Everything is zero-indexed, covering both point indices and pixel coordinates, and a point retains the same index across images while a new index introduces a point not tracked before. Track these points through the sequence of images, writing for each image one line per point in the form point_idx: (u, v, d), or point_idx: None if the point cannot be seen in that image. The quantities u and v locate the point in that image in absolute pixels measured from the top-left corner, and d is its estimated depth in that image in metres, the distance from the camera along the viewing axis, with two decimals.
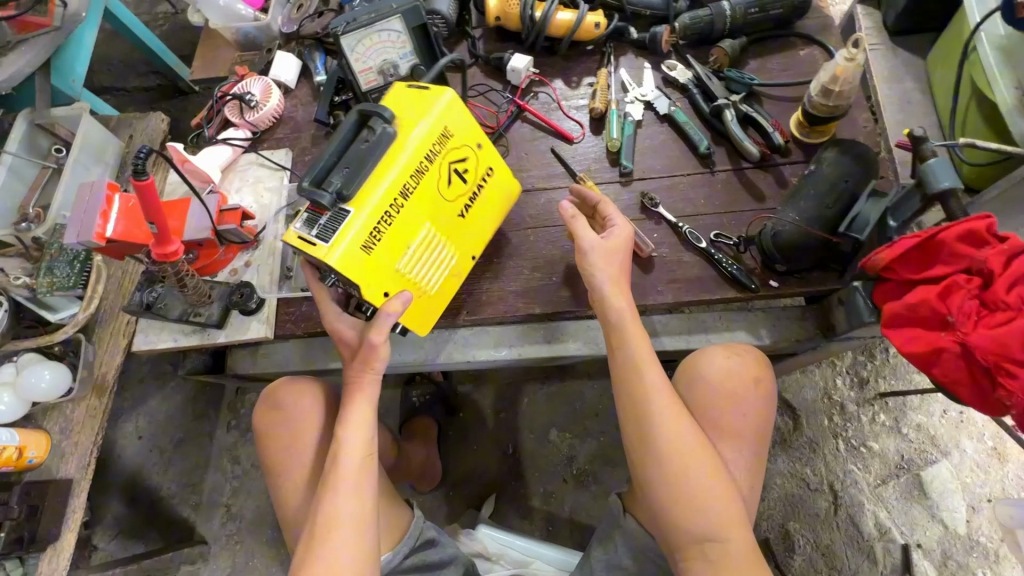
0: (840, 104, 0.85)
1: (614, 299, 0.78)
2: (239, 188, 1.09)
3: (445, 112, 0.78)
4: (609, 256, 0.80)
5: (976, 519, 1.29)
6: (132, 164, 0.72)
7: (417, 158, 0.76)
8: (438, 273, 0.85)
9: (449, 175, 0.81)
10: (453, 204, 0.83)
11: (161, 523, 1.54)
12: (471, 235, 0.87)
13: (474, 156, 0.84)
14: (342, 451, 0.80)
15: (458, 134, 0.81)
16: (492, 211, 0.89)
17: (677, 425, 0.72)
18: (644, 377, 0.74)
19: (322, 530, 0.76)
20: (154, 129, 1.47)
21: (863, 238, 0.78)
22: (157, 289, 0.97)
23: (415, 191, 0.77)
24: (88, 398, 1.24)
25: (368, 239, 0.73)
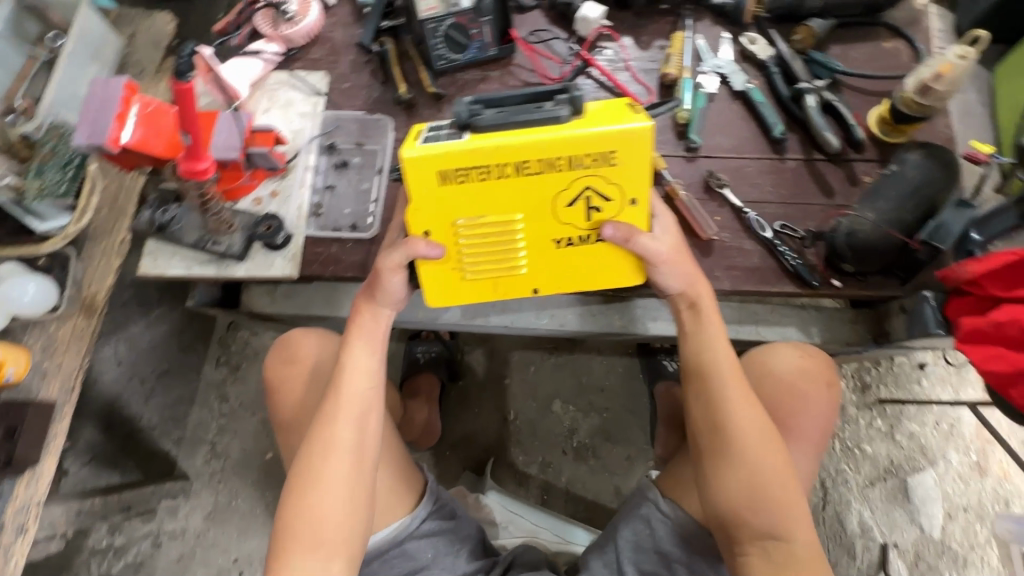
0: (934, 105, 0.82)
1: (690, 287, 0.75)
2: (266, 109, 0.99)
3: (629, 141, 0.63)
4: (673, 249, 0.72)
5: (951, 525, 1.36)
6: (176, 63, 0.63)
7: (558, 154, 0.63)
8: (489, 270, 0.73)
9: (579, 195, 0.67)
10: (559, 224, 0.70)
11: (140, 454, 1.45)
12: (548, 265, 0.74)
13: (619, 201, 0.68)
14: (357, 395, 0.75)
15: (621, 169, 0.65)
16: (589, 262, 0.74)
17: (746, 408, 0.73)
18: (716, 363, 0.74)
19: (320, 450, 0.72)
20: (160, 30, 1.32)
21: (944, 247, 0.75)
22: (172, 209, 0.88)
23: (526, 177, 0.65)
24: (76, 317, 1.14)
25: (447, 172, 0.64)
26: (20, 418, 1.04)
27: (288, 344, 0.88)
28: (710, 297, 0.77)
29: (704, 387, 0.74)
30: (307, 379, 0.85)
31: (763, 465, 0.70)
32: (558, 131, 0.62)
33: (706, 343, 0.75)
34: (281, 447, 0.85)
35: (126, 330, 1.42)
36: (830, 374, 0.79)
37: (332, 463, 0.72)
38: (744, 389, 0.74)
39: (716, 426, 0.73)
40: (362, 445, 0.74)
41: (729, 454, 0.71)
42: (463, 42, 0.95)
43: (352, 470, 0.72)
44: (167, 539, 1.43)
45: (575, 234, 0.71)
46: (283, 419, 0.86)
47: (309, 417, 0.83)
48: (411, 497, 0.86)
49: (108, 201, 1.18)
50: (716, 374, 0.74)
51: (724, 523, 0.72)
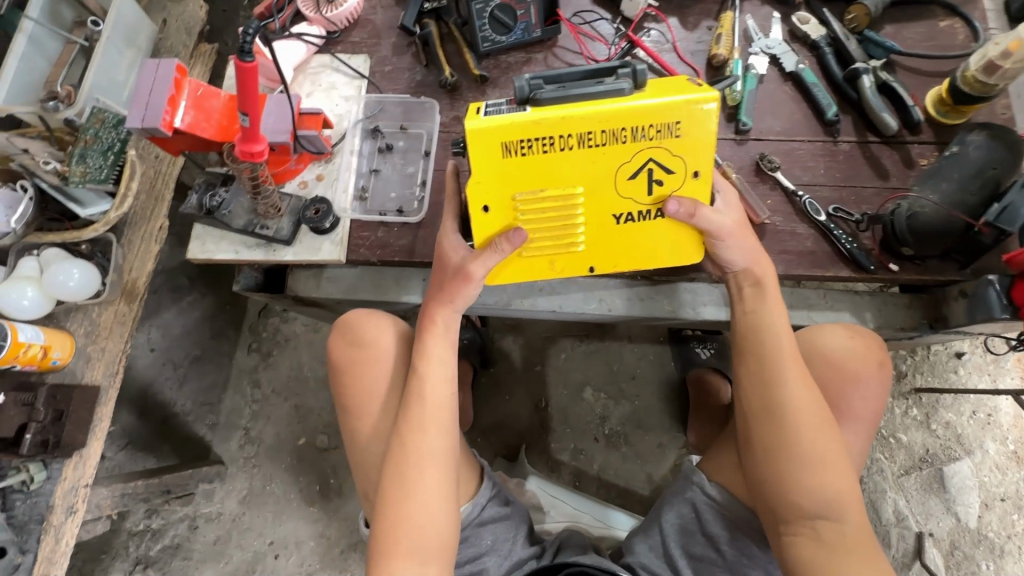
0: (997, 85, 0.80)
1: (756, 265, 0.75)
2: (310, 93, 0.99)
3: (693, 112, 0.63)
4: (735, 226, 0.72)
5: (988, 515, 1.35)
6: (238, 42, 0.62)
7: (622, 125, 0.63)
8: (547, 246, 0.73)
9: (640, 168, 0.67)
10: (618, 198, 0.69)
11: (177, 439, 1.48)
12: (604, 241, 0.73)
13: (681, 174, 0.68)
14: (424, 381, 0.76)
15: (685, 141, 0.65)
16: (647, 238, 0.73)
17: (803, 387, 0.72)
18: (776, 342, 0.74)
19: (410, 461, 0.74)
20: (193, 16, 1.32)
21: (1011, 230, 0.73)
22: (221, 194, 0.89)
23: (589, 149, 0.64)
24: (117, 303, 1.16)
25: (511, 144, 0.63)
26: (67, 401, 1.05)
27: (352, 327, 0.88)
28: (774, 283, 0.76)
29: (761, 368, 0.74)
30: (370, 363, 0.85)
31: (814, 446, 0.70)
32: (623, 102, 0.62)
33: (764, 323, 0.75)
34: (346, 430, 0.85)
35: (159, 317, 1.46)
36: (882, 354, 0.75)
37: (422, 472, 0.73)
38: (805, 374, 0.73)
39: (773, 406, 0.72)
40: (448, 448, 0.76)
41: (783, 434, 0.71)
42: (508, 23, 0.94)
43: (436, 474, 0.74)
44: (203, 522, 1.45)
45: (634, 209, 0.71)
46: (345, 400, 0.86)
47: (377, 405, 0.84)
48: (473, 482, 0.87)
49: (147, 186, 1.19)
50: (777, 355, 0.73)
51: (771, 499, 0.71)
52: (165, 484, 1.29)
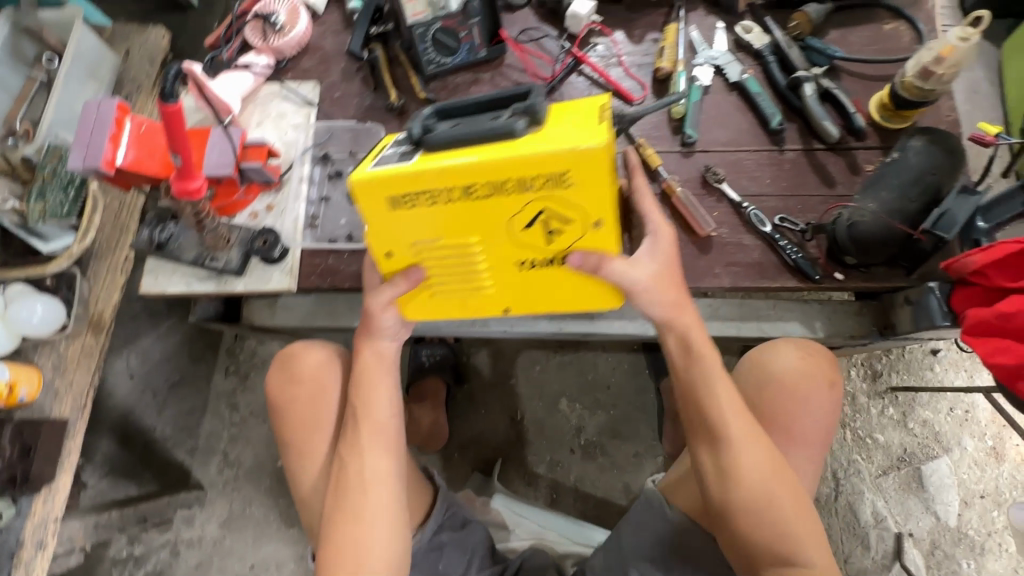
0: (936, 89, 0.80)
1: (680, 307, 0.72)
2: (259, 122, 0.99)
3: (583, 160, 0.56)
4: (656, 278, 0.69)
5: (967, 513, 1.34)
6: (159, 86, 0.63)
7: (505, 178, 0.58)
8: (457, 290, 0.71)
9: (537, 217, 0.62)
10: (520, 247, 0.65)
11: (157, 465, 1.49)
12: (513, 285, 0.71)
13: (581, 224, 0.63)
14: (362, 418, 0.78)
15: (579, 191, 0.59)
16: (558, 282, 0.70)
17: (747, 434, 0.71)
18: (713, 390, 0.73)
19: (354, 485, 0.76)
20: (155, 45, 1.32)
21: (949, 237, 0.73)
22: (170, 227, 0.88)
23: (477, 200, 0.60)
24: (83, 335, 1.15)
25: (397, 197, 0.60)
26: (35, 435, 1.06)
27: (292, 362, 0.89)
28: (700, 328, 0.74)
29: (709, 424, 0.73)
30: (314, 396, 0.87)
31: (775, 494, 0.70)
32: (504, 154, 0.57)
33: (704, 373, 0.73)
34: (290, 465, 0.87)
35: (137, 343, 1.44)
36: (832, 374, 0.76)
37: (370, 494, 0.76)
38: (750, 421, 0.73)
39: (725, 465, 0.71)
40: (396, 471, 0.78)
41: (738, 487, 0.70)
42: (452, 46, 0.95)
43: (382, 497, 0.76)
44: (185, 547, 1.46)
45: (539, 257, 0.67)
46: (290, 435, 0.87)
47: (322, 434, 0.86)
48: (421, 512, 0.88)
49: (111, 219, 1.18)
50: (716, 404, 0.72)
51: (737, 549, 0.72)
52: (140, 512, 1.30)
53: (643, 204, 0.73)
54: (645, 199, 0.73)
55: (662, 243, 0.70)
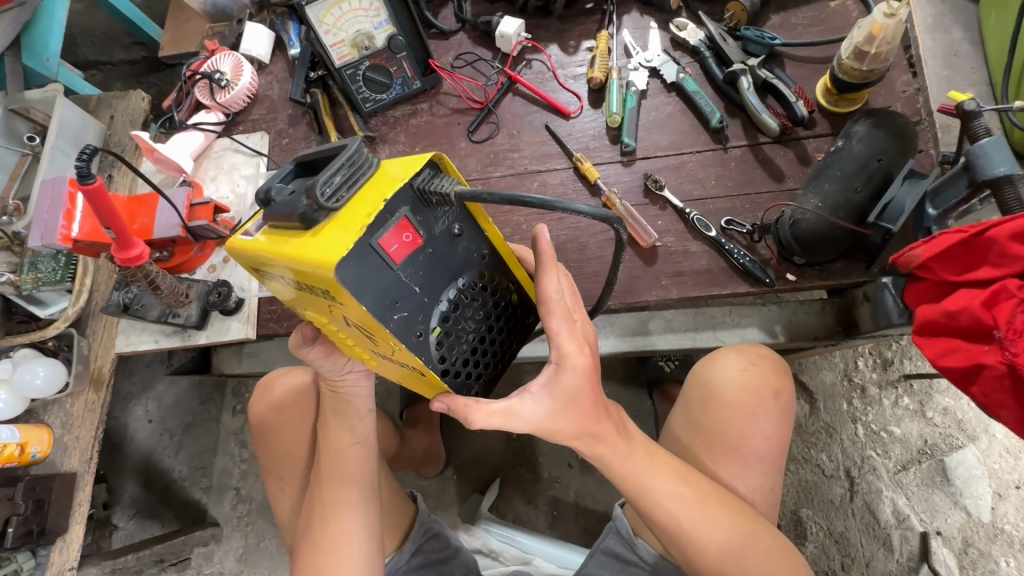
0: (875, 69, 0.75)
1: (581, 421, 0.59)
2: (214, 177, 1.03)
3: (329, 285, 0.46)
4: (552, 417, 0.57)
5: (1002, 506, 1.21)
6: (76, 168, 0.65)
7: (293, 277, 0.52)
8: (348, 350, 0.68)
9: (348, 320, 0.54)
10: (359, 338, 0.59)
11: (177, 504, 1.52)
12: (380, 363, 0.65)
13: (384, 339, 0.53)
14: (329, 453, 0.79)
15: (353, 310, 0.49)
16: (409, 377, 0.62)
17: (692, 509, 0.64)
18: (649, 476, 0.64)
19: (320, 518, 0.77)
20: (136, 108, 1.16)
21: (896, 227, 0.69)
22: (133, 289, 0.93)
23: (296, 288, 0.55)
24: (86, 393, 1.02)
25: (254, 267, 0.59)
26: (48, 490, 0.95)
27: (269, 393, 0.92)
28: (615, 449, 0.63)
29: (663, 526, 0.64)
30: (289, 430, 0.89)
31: (745, 563, 0.64)
32: (273, 254, 0.49)
33: (634, 479, 0.63)
34: (273, 493, 0.91)
35: (153, 389, 1.58)
36: (778, 382, 0.74)
37: (335, 518, 0.77)
38: (707, 508, 0.64)
39: (687, 556, 0.64)
40: (365, 494, 0.79)
41: (703, 558, 0.64)
42: (384, 81, 0.95)
43: (348, 519, 0.77)
44: None
45: (381, 352, 0.59)
46: (272, 463, 0.91)
47: (299, 465, 0.88)
48: (399, 535, 0.88)
49: (105, 279, 1.05)
50: (649, 494, 0.63)
51: None
52: (156, 554, 1.35)
53: (553, 318, 0.56)
54: (558, 310, 0.56)
55: (563, 377, 0.56)
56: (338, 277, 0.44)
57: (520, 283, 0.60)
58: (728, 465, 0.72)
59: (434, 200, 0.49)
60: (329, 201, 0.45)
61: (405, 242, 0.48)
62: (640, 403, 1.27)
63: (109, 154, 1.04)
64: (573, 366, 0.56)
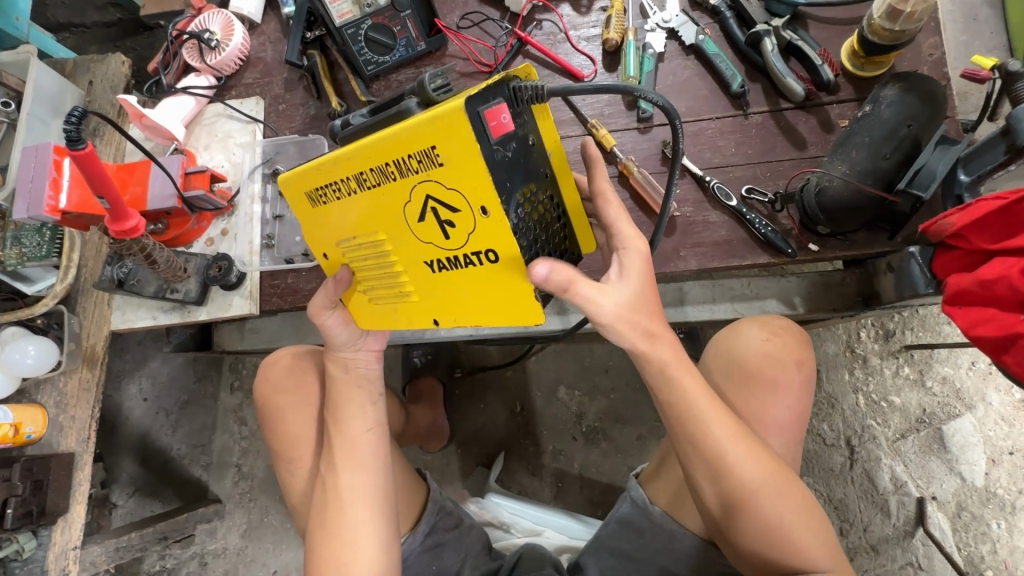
0: (907, 29, 0.72)
1: (652, 317, 0.61)
2: (207, 145, 0.98)
3: (445, 131, 0.48)
4: (632, 301, 0.60)
5: (995, 471, 1.24)
6: (64, 132, 0.60)
7: (381, 160, 0.52)
8: (390, 297, 0.64)
9: (427, 208, 0.53)
10: (425, 246, 0.56)
11: (177, 482, 1.51)
12: (430, 296, 0.61)
13: (470, 213, 0.52)
14: (342, 431, 0.78)
15: (455, 169, 0.49)
16: (471, 291, 0.58)
17: (736, 440, 0.64)
18: (700, 399, 0.64)
19: (333, 497, 0.76)
20: (116, 72, 1.08)
21: (927, 195, 0.67)
22: (127, 263, 0.88)
23: (370, 189, 0.55)
24: (79, 370, 0.98)
25: (312, 193, 0.59)
26: (45, 471, 0.92)
27: (277, 371, 0.89)
28: (675, 356, 0.64)
29: (706, 455, 0.64)
30: (299, 408, 0.87)
31: (780, 509, 0.63)
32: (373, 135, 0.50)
33: (682, 402, 0.64)
34: (282, 473, 0.87)
35: (147, 367, 1.54)
36: (800, 352, 0.73)
37: (349, 505, 0.75)
38: (749, 444, 0.64)
39: (726, 491, 0.63)
40: (378, 481, 0.77)
41: (739, 496, 0.63)
42: (387, 43, 0.89)
43: (363, 508, 0.75)
44: (212, 558, 1.47)
45: (447, 257, 0.56)
46: (280, 446, 0.87)
47: (309, 447, 0.85)
48: (412, 516, 0.87)
49: (94, 255, 0.99)
50: (699, 414, 0.63)
51: (749, 558, 0.65)
52: (160, 532, 1.31)
53: (609, 207, 0.63)
54: (611, 200, 0.63)
55: (630, 258, 0.60)
56: (461, 119, 0.46)
57: (568, 211, 0.60)
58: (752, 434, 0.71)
59: (524, 100, 0.50)
60: (434, 92, 0.52)
61: (505, 122, 0.49)
62: None
63: (94, 119, 0.97)
64: (636, 249, 0.61)
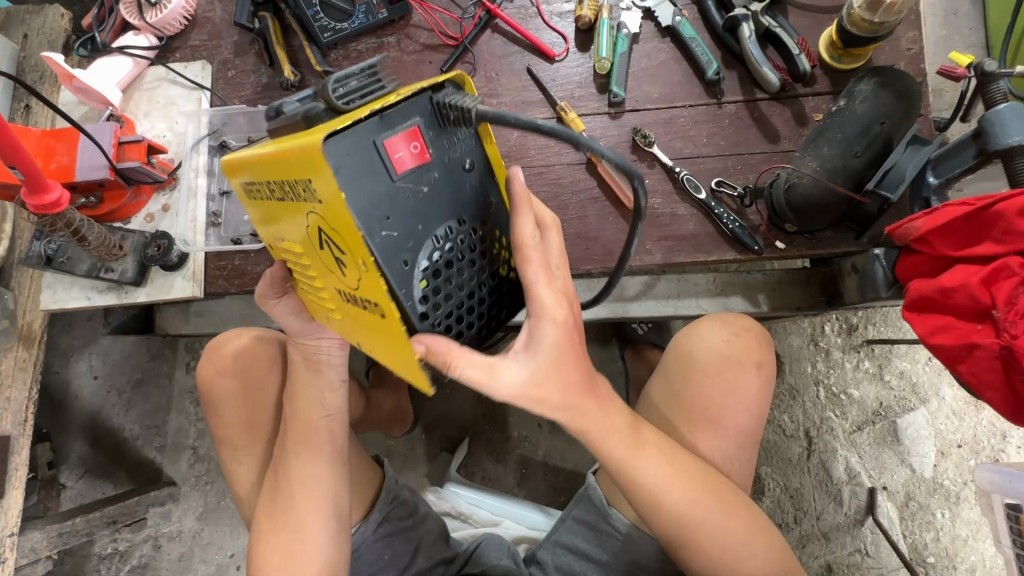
0: (887, 22, 0.69)
1: (571, 391, 0.54)
2: (147, 112, 0.91)
3: (314, 170, 0.40)
4: (536, 381, 0.51)
5: (943, 463, 1.28)
6: None
7: (275, 179, 0.46)
8: (319, 304, 0.62)
9: (321, 239, 0.47)
10: (329, 274, 0.51)
11: (130, 464, 1.44)
12: (344, 320, 0.57)
13: (352, 261, 0.45)
14: (296, 420, 0.74)
15: (330, 211, 0.42)
16: (367, 330, 0.52)
17: (678, 487, 0.63)
18: (636, 457, 0.61)
19: (283, 488, 0.72)
20: (53, 26, 0.95)
21: (894, 197, 0.66)
22: (56, 239, 0.82)
23: (276, 202, 0.50)
24: (13, 350, 0.88)
25: (243, 185, 0.56)
26: None
27: (222, 356, 0.84)
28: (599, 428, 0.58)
29: (646, 505, 0.63)
30: (250, 393, 0.83)
31: (723, 540, 0.64)
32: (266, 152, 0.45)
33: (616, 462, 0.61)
34: (227, 462, 0.84)
35: (97, 344, 1.45)
36: (760, 352, 0.72)
37: (299, 494, 0.72)
38: (691, 485, 0.63)
39: (668, 533, 0.64)
40: (333, 473, 0.74)
41: (681, 535, 0.64)
42: (344, 7, 0.85)
43: (314, 497, 0.72)
44: (166, 541, 1.43)
45: (345, 291, 0.51)
46: (225, 433, 0.83)
47: (260, 434, 0.83)
48: (365, 505, 0.85)
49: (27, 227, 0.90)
50: (633, 476, 0.61)
51: None
52: (108, 515, 1.25)
53: (528, 265, 0.48)
54: (534, 258, 0.48)
55: (547, 326, 0.50)
56: (323, 161, 0.39)
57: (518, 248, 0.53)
58: (708, 438, 0.70)
59: (452, 118, 0.44)
60: (341, 101, 0.43)
61: (410, 152, 0.43)
62: (613, 364, 1.25)
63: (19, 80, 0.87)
64: (552, 318, 0.50)
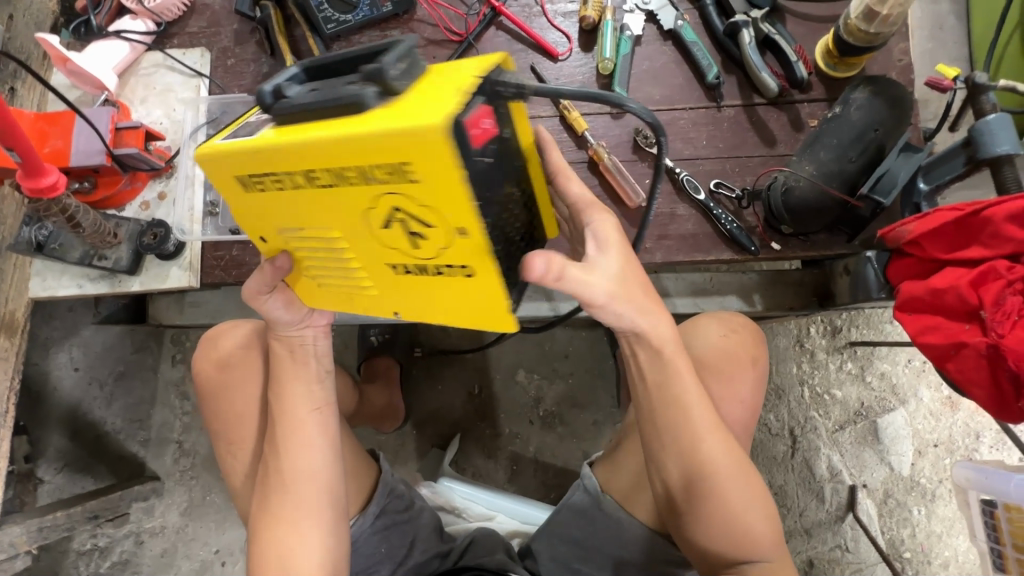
0: (881, 33, 0.73)
1: (646, 298, 0.59)
2: (143, 98, 0.89)
3: (421, 152, 0.40)
4: (619, 282, 0.57)
5: (920, 462, 1.32)
6: None
7: (335, 166, 0.43)
8: (342, 288, 0.59)
9: (394, 219, 0.47)
10: (392, 253, 0.51)
11: (111, 458, 1.41)
12: (394, 294, 0.57)
13: (443, 232, 0.46)
14: (287, 414, 0.73)
15: (428, 190, 0.43)
16: (437, 296, 0.54)
17: (721, 440, 0.64)
18: (686, 402, 0.63)
19: (276, 484, 0.72)
20: (40, 7, 0.94)
21: (887, 201, 0.69)
22: (47, 225, 0.80)
23: (320, 189, 0.46)
24: None
25: (244, 178, 0.48)
26: None
27: (218, 349, 0.84)
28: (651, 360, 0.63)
29: (692, 458, 0.63)
30: (242, 387, 0.81)
31: (755, 509, 0.64)
32: (324, 138, 0.42)
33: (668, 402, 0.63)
34: (223, 459, 0.83)
35: (78, 335, 1.42)
36: (755, 349, 0.74)
37: (292, 488, 0.71)
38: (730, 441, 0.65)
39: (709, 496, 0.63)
40: (327, 464, 0.73)
41: (720, 501, 0.63)
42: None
43: (308, 489, 0.72)
44: (148, 537, 1.40)
45: (413, 264, 0.51)
46: (220, 427, 0.82)
47: (251, 428, 0.81)
48: (362, 497, 0.84)
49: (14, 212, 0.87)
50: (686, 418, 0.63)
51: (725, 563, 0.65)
52: (90, 510, 1.22)
53: (568, 181, 0.61)
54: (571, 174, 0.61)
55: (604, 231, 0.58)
56: (442, 144, 0.39)
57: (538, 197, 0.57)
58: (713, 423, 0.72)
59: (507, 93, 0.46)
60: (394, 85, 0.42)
61: (489, 126, 0.43)
62: None
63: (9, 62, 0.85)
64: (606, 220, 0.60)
